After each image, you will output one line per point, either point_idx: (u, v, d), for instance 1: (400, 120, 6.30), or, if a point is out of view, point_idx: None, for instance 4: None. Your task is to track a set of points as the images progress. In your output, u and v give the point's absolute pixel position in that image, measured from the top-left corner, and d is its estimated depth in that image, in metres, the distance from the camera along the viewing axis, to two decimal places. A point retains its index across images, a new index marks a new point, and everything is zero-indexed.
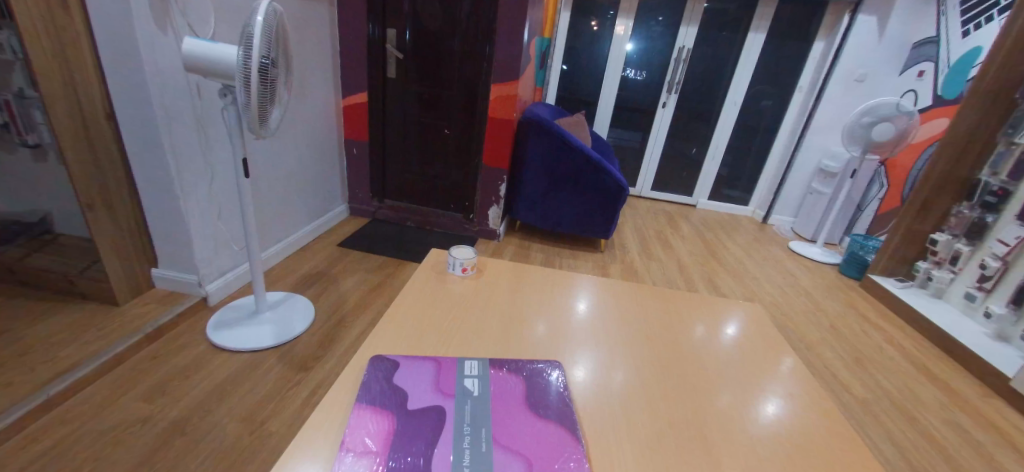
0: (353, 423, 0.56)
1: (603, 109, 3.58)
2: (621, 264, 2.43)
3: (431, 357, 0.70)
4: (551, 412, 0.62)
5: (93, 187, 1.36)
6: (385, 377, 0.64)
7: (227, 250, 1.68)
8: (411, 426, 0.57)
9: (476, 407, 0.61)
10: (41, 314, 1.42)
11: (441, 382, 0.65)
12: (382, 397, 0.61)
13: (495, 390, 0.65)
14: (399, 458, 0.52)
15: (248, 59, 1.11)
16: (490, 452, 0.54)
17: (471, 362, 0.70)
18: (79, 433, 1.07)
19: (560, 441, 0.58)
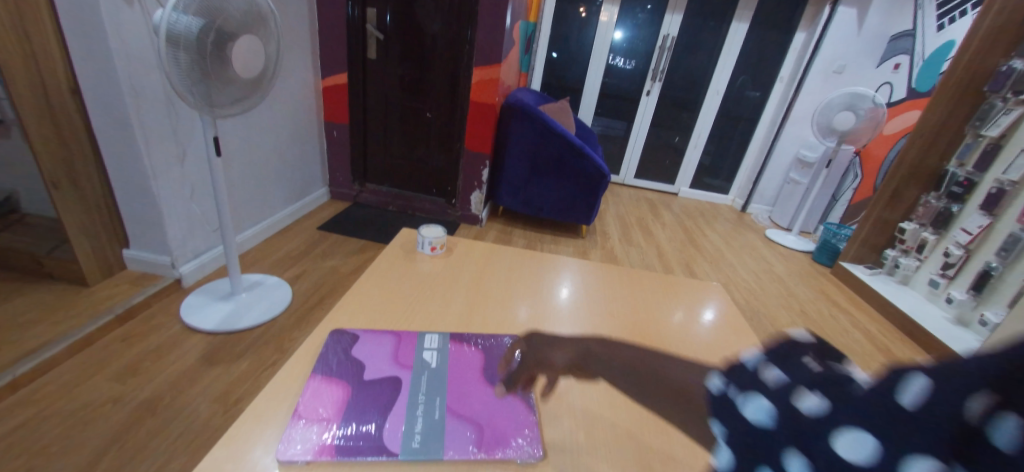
0: (307, 393, 0.57)
1: (588, 96, 3.59)
2: (602, 250, 2.47)
3: (393, 331, 0.72)
4: (507, 383, 0.64)
5: (58, 165, 1.33)
6: (344, 349, 0.66)
7: (200, 232, 1.66)
8: (367, 395, 0.58)
9: (432, 378, 0.62)
10: (6, 294, 1.39)
11: (400, 354, 0.66)
12: (340, 367, 0.62)
13: (453, 362, 0.66)
14: (352, 426, 0.53)
15: (180, 35, 1.07)
16: (443, 420, 0.56)
17: (431, 335, 0.72)
18: (48, 412, 1.06)
19: (512, 410, 0.60)
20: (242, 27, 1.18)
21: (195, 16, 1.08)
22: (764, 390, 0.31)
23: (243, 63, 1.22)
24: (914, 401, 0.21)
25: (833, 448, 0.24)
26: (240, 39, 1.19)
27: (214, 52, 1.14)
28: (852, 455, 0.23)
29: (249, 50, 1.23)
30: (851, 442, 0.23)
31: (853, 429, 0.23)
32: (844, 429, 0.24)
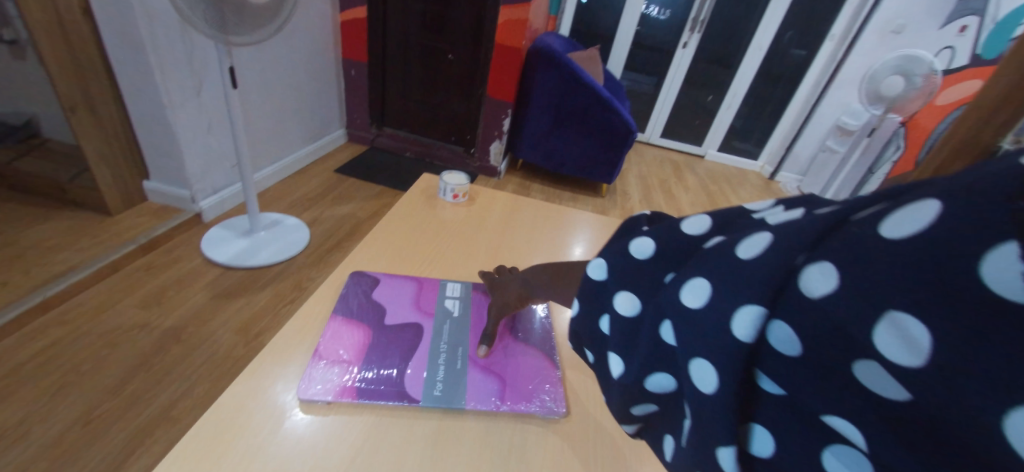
0: (329, 333, 0.57)
1: (619, 45, 3.36)
2: (621, 210, 2.41)
3: (415, 277, 0.70)
4: (530, 337, 0.63)
5: (74, 90, 1.30)
6: (365, 291, 0.65)
7: (219, 167, 1.64)
8: (388, 340, 0.57)
9: (454, 328, 0.61)
10: (33, 218, 1.42)
11: (421, 302, 0.65)
12: (361, 309, 0.61)
13: (475, 312, 0.65)
14: (373, 371, 0.52)
15: None
16: (465, 370, 0.55)
17: (453, 284, 0.70)
18: (79, 332, 1.11)
19: (536, 365, 0.59)
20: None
21: None
22: (636, 264, 0.38)
23: None
24: (749, 255, 0.28)
25: (684, 303, 0.31)
26: None
27: None
28: (696, 301, 0.30)
29: None
30: (691, 292, 0.31)
31: (698, 281, 0.31)
32: (737, 308, 0.27)
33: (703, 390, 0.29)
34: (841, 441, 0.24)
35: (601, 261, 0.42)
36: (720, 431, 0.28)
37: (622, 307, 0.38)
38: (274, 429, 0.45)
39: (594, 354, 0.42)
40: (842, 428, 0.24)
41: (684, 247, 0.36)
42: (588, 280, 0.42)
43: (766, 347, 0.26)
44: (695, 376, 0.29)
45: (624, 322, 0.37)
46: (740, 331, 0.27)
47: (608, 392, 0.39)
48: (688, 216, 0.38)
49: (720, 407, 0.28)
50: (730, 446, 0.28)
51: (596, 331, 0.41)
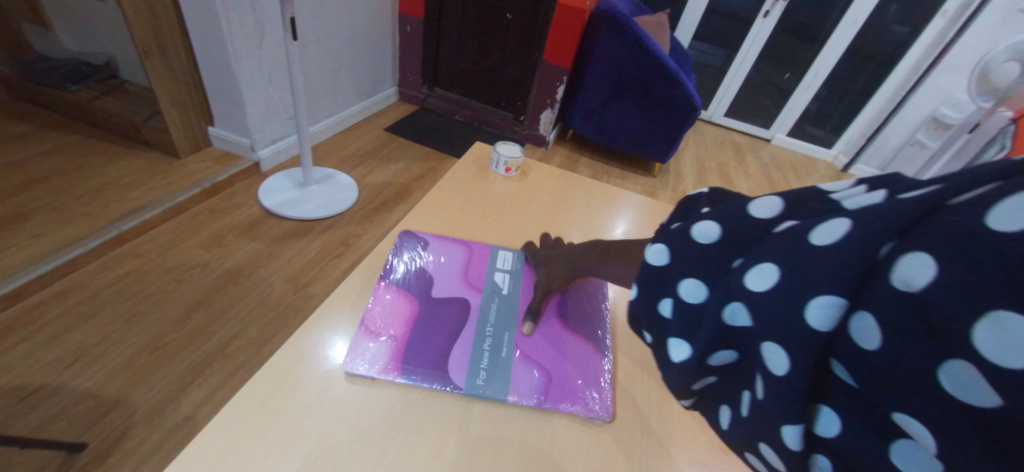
0: (377, 303, 0.57)
1: (690, 11, 3.08)
2: (673, 193, 2.29)
3: (466, 245, 0.70)
4: (580, 325, 0.61)
5: (148, 34, 1.34)
6: (415, 256, 0.65)
7: (277, 118, 1.68)
8: (434, 316, 0.57)
9: (501, 307, 0.60)
10: (112, 156, 1.52)
11: (470, 274, 0.64)
12: (409, 277, 0.61)
13: (524, 291, 0.64)
14: (418, 348, 0.52)
15: None
16: (510, 359, 0.53)
17: (505, 257, 0.69)
18: (149, 267, 1.20)
19: (585, 357, 0.57)
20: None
21: None
22: (698, 250, 0.36)
23: None
24: (826, 245, 0.27)
25: (751, 290, 0.30)
26: None
27: None
28: (760, 286, 0.30)
29: None
30: (756, 279, 0.30)
31: (771, 270, 0.30)
32: (808, 299, 0.27)
33: (771, 372, 0.29)
34: (902, 425, 0.24)
35: (662, 246, 0.40)
36: (785, 409, 0.28)
37: (688, 294, 0.36)
38: (323, 393, 0.46)
39: (647, 334, 0.39)
40: (903, 422, 0.24)
41: (751, 236, 0.34)
42: (647, 265, 0.40)
43: (843, 340, 0.26)
44: (764, 359, 0.29)
45: (688, 309, 0.35)
46: (816, 322, 0.27)
47: (662, 373, 0.38)
48: (757, 197, 0.36)
49: (786, 389, 0.28)
50: (794, 425, 0.28)
51: (652, 314, 0.39)
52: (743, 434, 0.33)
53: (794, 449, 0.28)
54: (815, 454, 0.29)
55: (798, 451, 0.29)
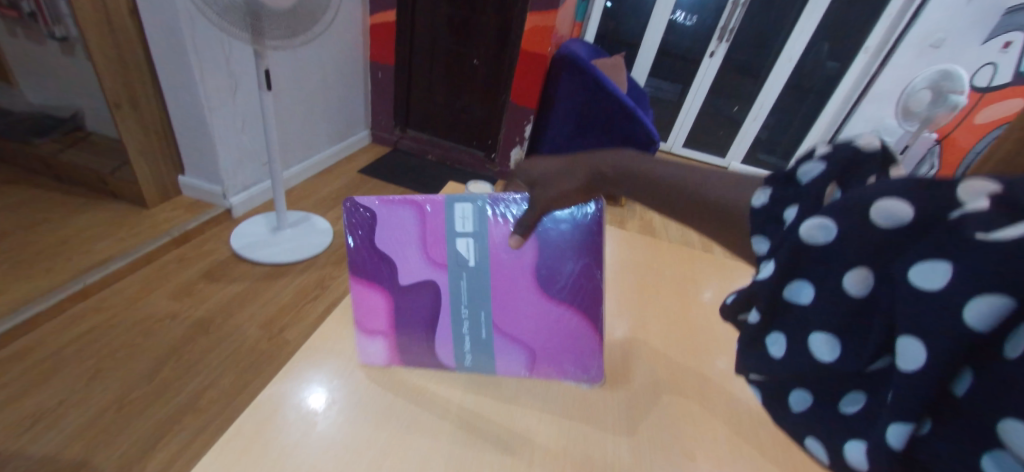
0: (358, 300, 0.56)
1: (644, 53, 3.35)
2: (640, 221, 2.41)
3: (416, 203, 0.55)
4: (564, 289, 0.56)
5: (120, 87, 1.36)
6: (364, 235, 0.54)
7: (250, 165, 1.70)
8: (412, 304, 0.56)
9: (474, 281, 0.55)
10: (77, 208, 1.49)
11: (434, 247, 0.54)
12: (370, 267, 0.55)
13: (496, 256, 0.55)
14: (411, 337, 0.56)
15: None
16: (491, 338, 0.56)
17: (467, 208, 0.54)
18: (115, 320, 1.16)
19: (567, 325, 0.56)
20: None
21: None
22: (866, 233, 0.26)
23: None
24: (933, 290, 0.23)
25: (918, 287, 0.23)
26: None
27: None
28: (928, 285, 0.23)
29: None
30: (928, 273, 0.23)
31: (951, 265, 0.22)
32: (984, 290, 0.21)
33: (903, 370, 0.24)
34: (1017, 440, 0.21)
35: (825, 215, 0.28)
36: (896, 403, 0.24)
37: (855, 288, 0.27)
38: (308, 430, 0.47)
39: (757, 313, 0.33)
40: (1017, 437, 0.21)
41: (945, 212, 0.24)
42: (798, 237, 0.29)
43: (998, 344, 0.22)
44: (897, 352, 0.24)
45: (823, 305, 0.29)
46: (973, 318, 0.22)
47: (749, 346, 0.34)
48: (975, 181, 0.24)
49: (909, 409, 0.24)
50: (913, 425, 0.23)
51: (776, 297, 0.32)
52: (820, 427, 0.30)
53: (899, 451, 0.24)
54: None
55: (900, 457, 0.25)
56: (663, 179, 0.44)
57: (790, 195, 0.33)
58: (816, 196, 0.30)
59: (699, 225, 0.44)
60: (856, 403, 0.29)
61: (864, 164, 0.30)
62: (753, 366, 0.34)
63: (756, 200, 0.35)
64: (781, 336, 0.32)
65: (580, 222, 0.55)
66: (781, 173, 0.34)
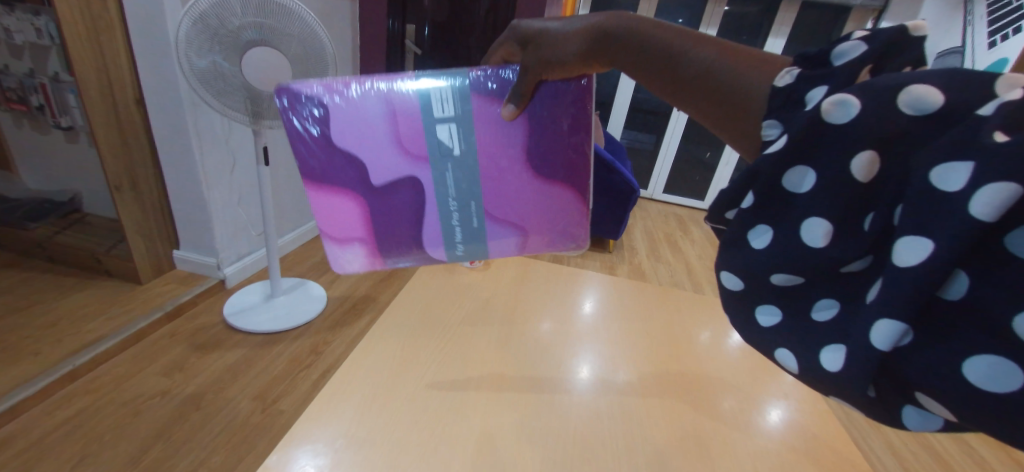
0: (326, 205, 0.51)
1: (617, 110, 3.61)
2: (629, 265, 2.46)
3: (384, 94, 0.48)
4: (558, 170, 0.51)
5: (121, 169, 1.42)
6: (322, 130, 0.49)
7: (245, 235, 1.73)
8: (388, 204, 0.51)
9: (458, 173, 0.50)
10: (68, 289, 1.49)
11: (403, 126, 0.49)
12: (336, 167, 0.50)
13: (484, 136, 0.49)
14: (390, 241, 0.53)
15: (200, 63, 1.17)
16: (482, 228, 0.52)
17: (444, 85, 0.48)
18: (102, 402, 1.13)
19: (566, 205, 0.52)
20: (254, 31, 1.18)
21: (218, 37, 1.15)
22: (893, 117, 0.25)
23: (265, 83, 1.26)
24: (918, 263, 0.24)
25: (932, 187, 0.24)
26: (255, 58, 1.21)
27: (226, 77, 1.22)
28: (919, 255, 0.24)
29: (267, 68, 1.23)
30: (907, 249, 0.25)
31: (971, 164, 0.22)
32: (988, 183, 0.22)
33: (897, 267, 0.25)
34: (974, 373, 0.23)
35: (848, 92, 0.27)
36: (848, 345, 0.28)
37: (824, 221, 0.28)
38: None
39: (751, 197, 0.31)
40: (974, 369, 0.23)
41: (969, 108, 0.24)
42: (777, 178, 0.30)
43: (980, 259, 0.23)
44: (897, 251, 0.25)
45: (825, 190, 0.28)
46: (978, 210, 0.22)
47: (729, 246, 0.33)
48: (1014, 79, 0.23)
49: (874, 357, 0.26)
50: (845, 344, 0.28)
51: (774, 185, 0.30)
52: (790, 333, 0.32)
53: (836, 373, 0.28)
54: (902, 408, 0.28)
55: (870, 396, 0.28)
56: (672, 46, 0.39)
57: (817, 76, 0.30)
58: (850, 79, 0.29)
59: (708, 120, 0.39)
60: (837, 356, 0.29)
61: (892, 58, 0.30)
62: (731, 260, 0.33)
63: (777, 82, 0.32)
64: (767, 229, 0.31)
65: (581, 94, 0.48)
66: (811, 53, 0.32)
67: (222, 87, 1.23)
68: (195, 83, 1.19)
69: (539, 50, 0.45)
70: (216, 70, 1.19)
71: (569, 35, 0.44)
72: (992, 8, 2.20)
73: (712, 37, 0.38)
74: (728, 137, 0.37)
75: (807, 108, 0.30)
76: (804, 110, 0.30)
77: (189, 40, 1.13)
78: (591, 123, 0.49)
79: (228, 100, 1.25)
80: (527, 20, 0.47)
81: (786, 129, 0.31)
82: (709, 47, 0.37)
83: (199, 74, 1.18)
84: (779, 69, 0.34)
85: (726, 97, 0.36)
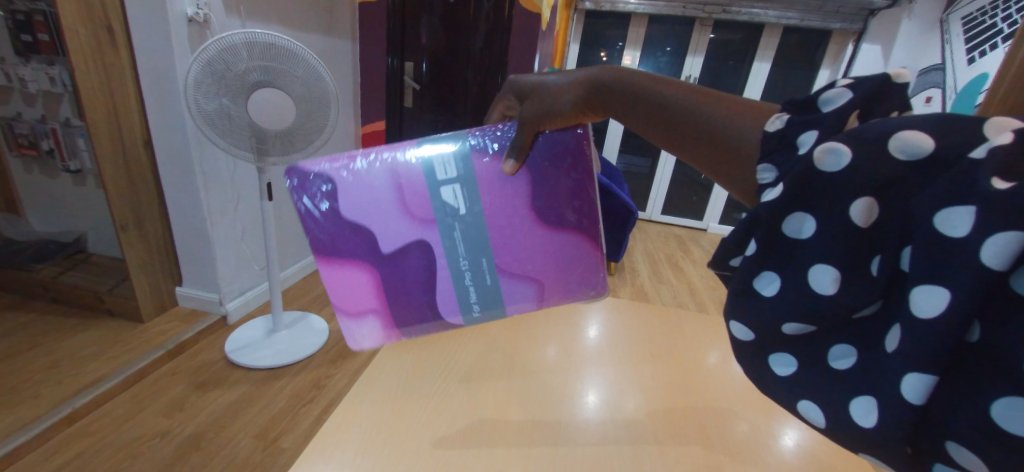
0: (340, 279, 0.50)
1: (612, 136, 3.70)
2: (632, 287, 2.46)
3: (389, 165, 0.51)
4: (565, 219, 0.53)
5: (127, 210, 1.45)
6: (331, 204, 0.50)
7: (248, 270, 1.75)
8: (400, 273, 0.51)
9: (467, 232, 0.51)
10: (70, 330, 1.49)
11: (409, 193, 0.51)
12: (347, 239, 0.50)
13: (488, 191, 0.51)
14: (404, 307, 0.52)
15: (207, 106, 1.21)
16: (496, 284, 0.52)
17: (445, 151, 0.51)
18: (100, 445, 1.10)
19: (576, 254, 0.54)
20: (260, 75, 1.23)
21: (224, 79, 1.20)
22: (887, 159, 0.25)
23: (269, 120, 1.30)
24: (938, 316, 0.23)
25: (936, 232, 0.23)
26: (259, 98, 1.26)
27: (233, 117, 1.26)
28: (936, 308, 0.23)
29: (271, 106, 1.28)
30: (925, 299, 0.23)
31: (974, 206, 0.22)
32: (997, 230, 0.21)
33: (918, 318, 0.24)
34: (1007, 423, 0.22)
35: (838, 140, 0.27)
36: (879, 396, 0.27)
37: (830, 267, 0.27)
38: None
39: (754, 245, 0.30)
40: (1005, 420, 0.22)
41: (962, 148, 0.23)
42: (777, 225, 0.29)
43: (1001, 307, 0.22)
44: (914, 300, 0.24)
45: (828, 237, 0.27)
46: (989, 259, 0.21)
47: (734, 297, 0.32)
48: (1002, 124, 0.23)
49: (905, 411, 0.25)
50: (874, 396, 0.27)
51: (777, 230, 0.29)
52: (809, 384, 0.30)
53: (870, 429, 0.27)
54: (934, 466, 0.26)
55: (905, 452, 0.26)
56: (657, 99, 0.41)
57: (807, 121, 0.30)
58: (839, 123, 0.29)
59: (711, 169, 0.38)
60: (867, 411, 0.27)
61: (885, 97, 0.29)
62: (739, 314, 0.32)
63: (769, 126, 0.32)
64: (774, 275, 0.30)
65: (574, 145, 0.51)
66: (798, 99, 0.31)
67: (229, 126, 1.27)
68: (203, 125, 1.23)
69: (535, 104, 0.48)
70: (223, 111, 1.24)
71: (568, 85, 0.47)
72: (967, 27, 2.29)
73: (694, 86, 0.40)
74: (730, 186, 0.37)
75: (801, 152, 0.29)
76: (797, 154, 0.29)
77: (196, 85, 1.17)
78: (586, 175, 0.51)
79: (235, 139, 1.30)
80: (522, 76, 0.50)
81: (781, 176, 0.30)
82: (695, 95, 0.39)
83: (207, 117, 1.22)
84: (768, 115, 0.34)
85: (730, 146, 0.35)
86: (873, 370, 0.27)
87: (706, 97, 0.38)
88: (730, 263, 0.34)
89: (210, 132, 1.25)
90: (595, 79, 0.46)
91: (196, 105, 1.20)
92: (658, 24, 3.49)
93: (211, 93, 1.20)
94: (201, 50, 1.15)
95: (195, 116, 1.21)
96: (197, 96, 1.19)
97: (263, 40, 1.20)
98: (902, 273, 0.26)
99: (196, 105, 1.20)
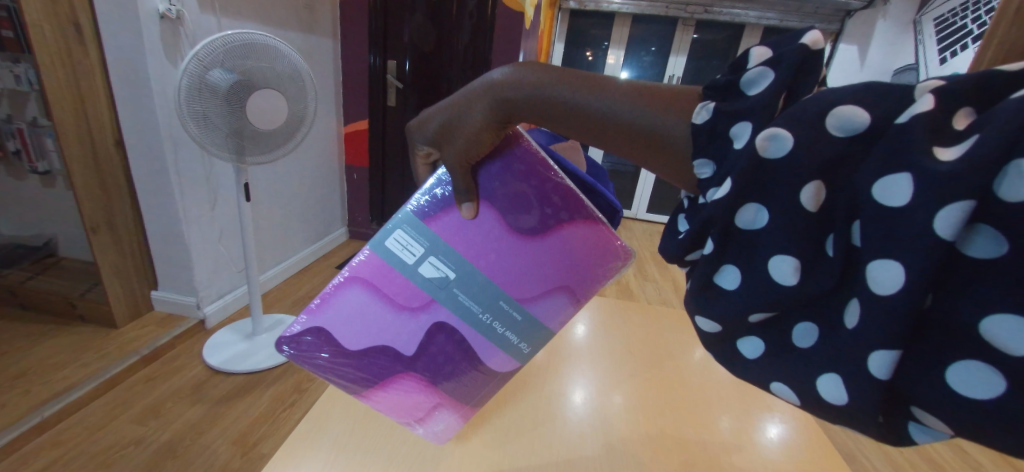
0: (392, 397, 0.50)
1: None
2: (617, 285, 2.48)
3: (350, 276, 0.46)
4: (565, 226, 0.44)
5: (97, 212, 1.41)
6: (335, 351, 0.48)
7: (226, 272, 1.71)
8: (436, 361, 0.48)
9: (469, 288, 0.45)
10: (39, 336, 1.44)
11: (384, 285, 0.46)
12: (369, 370, 0.48)
13: (466, 250, 0.44)
14: (455, 387, 0.50)
15: (195, 111, 1.17)
16: (529, 316, 0.46)
17: (399, 233, 0.45)
18: (71, 455, 1.07)
19: (594, 246, 0.44)
20: (262, 80, 1.24)
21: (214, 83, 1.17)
22: (827, 137, 0.25)
23: (260, 123, 1.29)
24: (894, 292, 0.23)
25: (881, 205, 0.24)
26: (251, 102, 1.25)
27: (222, 121, 1.23)
28: (893, 286, 0.23)
29: (262, 109, 1.28)
30: (882, 274, 0.24)
31: (909, 174, 0.23)
32: (945, 202, 0.21)
33: (874, 296, 0.24)
34: (961, 383, 0.24)
35: (777, 126, 0.27)
36: (843, 371, 0.27)
37: (790, 256, 0.27)
38: None
39: (710, 243, 0.30)
40: (960, 379, 0.24)
41: (891, 117, 0.25)
42: (730, 219, 0.29)
43: (953, 268, 0.23)
44: (870, 278, 0.24)
45: (780, 223, 0.27)
46: (940, 227, 0.22)
47: (698, 294, 0.32)
48: (914, 97, 0.24)
49: (873, 384, 0.26)
50: (839, 374, 0.27)
51: (730, 224, 0.29)
52: (778, 367, 0.31)
53: (843, 404, 0.28)
54: (904, 425, 0.28)
55: (877, 422, 0.28)
56: (576, 104, 0.37)
57: (736, 112, 0.30)
58: (769, 111, 0.28)
59: (642, 161, 0.37)
60: (836, 388, 0.28)
61: (808, 72, 0.29)
62: (702, 309, 0.32)
63: (696, 119, 0.32)
64: (733, 268, 0.30)
65: (523, 161, 0.42)
66: (718, 84, 0.32)
67: (217, 130, 1.24)
68: (191, 130, 1.19)
69: (456, 144, 0.41)
70: (212, 116, 1.21)
71: (472, 102, 0.39)
72: (939, 28, 2.36)
73: (594, 75, 0.37)
74: (669, 176, 0.36)
75: (738, 146, 0.29)
76: (735, 148, 0.29)
77: (187, 90, 1.14)
78: (558, 181, 0.43)
79: (222, 143, 1.27)
80: (422, 119, 0.44)
81: (721, 174, 0.30)
82: (613, 90, 0.36)
83: (195, 122, 1.19)
84: (694, 102, 0.34)
85: (650, 139, 0.35)
86: (834, 348, 0.28)
87: (629, 95, 0.35)
88: (689, 257, 0.33)
89: (198, 137, 1.21)
90: (500, 88, 0.38)
91: (186, 111, 1.16)
92: (641, 24, 3.52)
93: (201, 97, 1.17)
94: (192, 54, 1.12)
95: (185, 123, 1.17)
96: (186, 101, 1.15)
97: (264, 43, 1.22)
98: (855, 248, 0.26)
99: (184, 110, 1.16)
